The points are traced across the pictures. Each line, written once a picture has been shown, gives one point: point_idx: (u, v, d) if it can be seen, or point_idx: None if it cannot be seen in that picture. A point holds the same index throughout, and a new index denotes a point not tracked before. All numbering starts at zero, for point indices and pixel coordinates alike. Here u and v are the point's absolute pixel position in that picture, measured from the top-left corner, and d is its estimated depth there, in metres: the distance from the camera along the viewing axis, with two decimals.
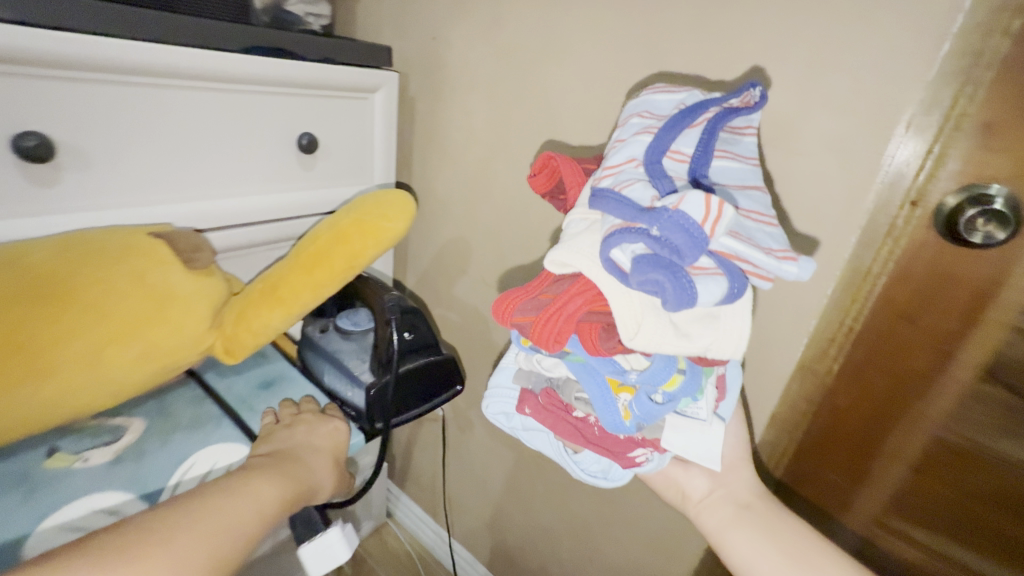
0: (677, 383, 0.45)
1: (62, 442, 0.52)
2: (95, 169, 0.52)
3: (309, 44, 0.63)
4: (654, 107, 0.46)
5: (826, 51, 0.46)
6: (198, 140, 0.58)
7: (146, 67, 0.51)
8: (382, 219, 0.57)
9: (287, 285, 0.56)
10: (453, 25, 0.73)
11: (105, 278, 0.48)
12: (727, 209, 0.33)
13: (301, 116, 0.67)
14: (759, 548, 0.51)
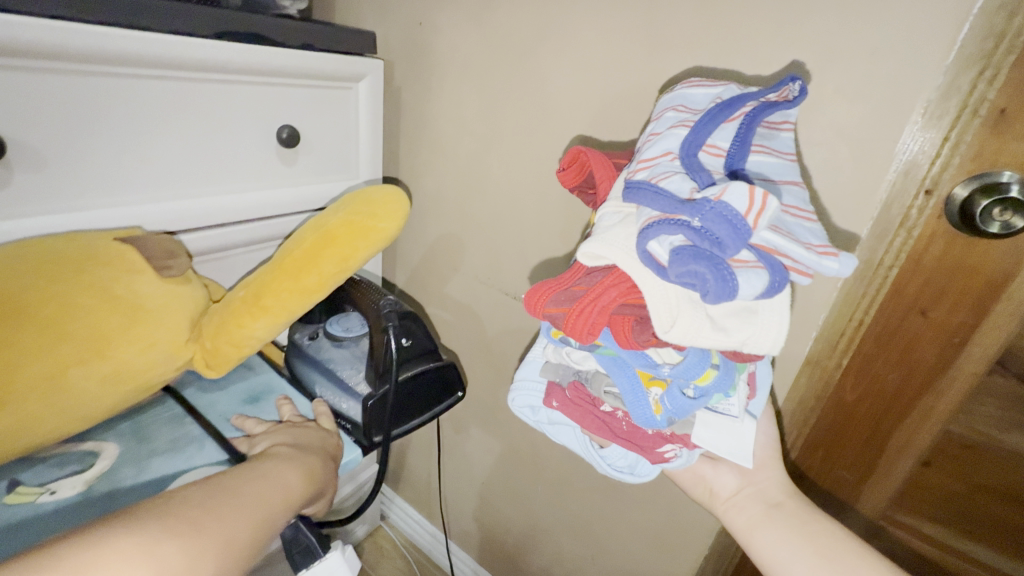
0: (711, 379, 0.43)
1: (23, 476, 0.48)
2: (51, 167, 0.47)
3: (286, 29, 0.59)
4: (689, 100, 0.44)
5: (839, 35, 0.44)
6: (168, 134, 0.54)
7: (106, 54, 0.46)
8: (371, 220, 0.53)
9: (270, 293, 0.52)
10: (440, 9, 0.69)
11: (63, 292, 0.43)
12: (772, 201, 0.31)
13: (280, 107, 0.62)
14: (792, 548, 0.50)
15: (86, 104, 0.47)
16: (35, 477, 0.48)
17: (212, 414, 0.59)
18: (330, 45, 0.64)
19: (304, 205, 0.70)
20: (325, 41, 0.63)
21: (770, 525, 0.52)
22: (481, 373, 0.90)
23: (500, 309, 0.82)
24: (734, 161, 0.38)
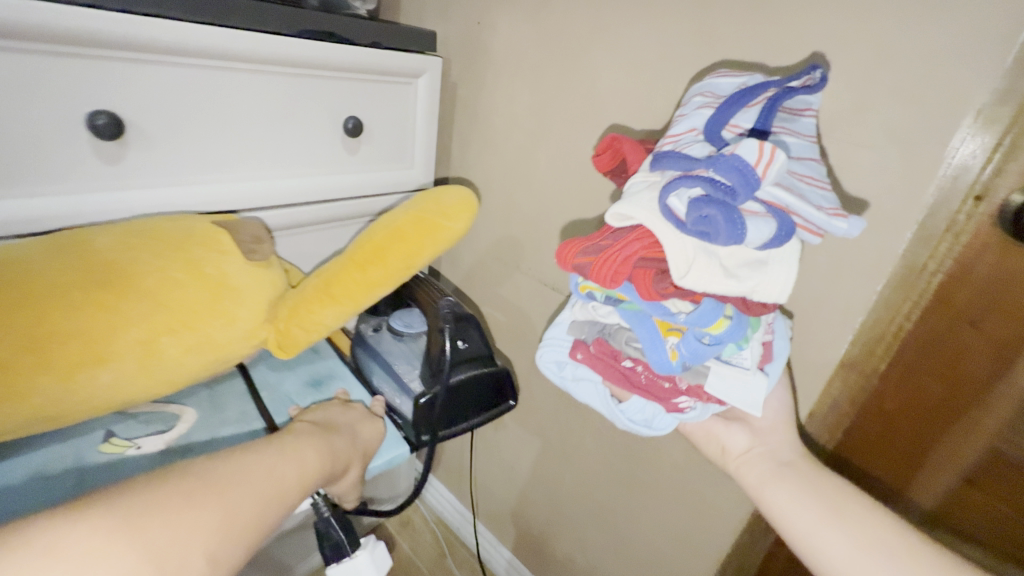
0: (723, 328, 0.44)
1: (117, 429, 0.56)
2: (156, 146, 0.54)
3: (358, 28, 0.64)
4: (717, 88, 0.46)
5: (891, 36, 0.44)
6: (253, 122, 0.61)
7: (208, 50, 0.53)
8: (443, 220, 0.59)
9: (341, 282, 0.58)
10: (499, 10, 0.73)
11: (165, 268, 0.51)
12: (778, 154, 0.35)
13: (348, 100, 0.68)
14: (799, 504, 0.51)
15: (189, 92, 0.54)
16: (125, 431, 0.56)
17: (279, 393, 0.66)
18: (396, 43, 0.69)
19: (363, 191, 0.75)
20: (393, 39, 0.68)
21: (778, 484, 0.53)
22: (517, 359, 0.94)
23: (539, 300, 0.85)
24: (761, 124, 0.38)
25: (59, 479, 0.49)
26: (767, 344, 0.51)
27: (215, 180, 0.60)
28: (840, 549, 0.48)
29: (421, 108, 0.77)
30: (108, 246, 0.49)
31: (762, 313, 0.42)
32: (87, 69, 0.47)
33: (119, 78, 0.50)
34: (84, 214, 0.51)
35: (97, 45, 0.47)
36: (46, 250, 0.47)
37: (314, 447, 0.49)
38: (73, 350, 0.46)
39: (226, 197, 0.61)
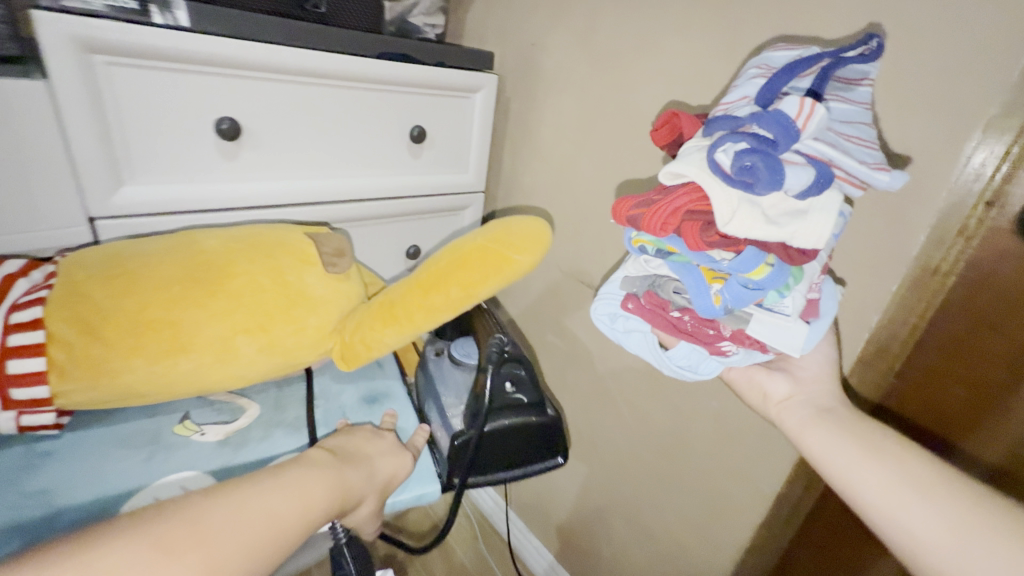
0: (765, 271, 0.42)
1: (193, 413, 0.66)
2: (262, 147, 0.65)
3: (428, 51, 0.75)
4: (772, 62, 0.46)
5: (904, 55, 0.48)
6: (338, 129, 0.71)
7: (311, 70, 0.64)
8: (508, 255, 0.61)
9: (402, 305, 0.64)
10: (551, 33, 0.82)
11: (252, 276, 0.59)
12: (819, 108, 0.36)
13: (415, 110, 0.78)
14: (839, 444, 0.50)
15: (293, 105, 0.66)
16: (199, 416, 0.65)
17: (336, 403, 0.72)
18: (460, 62, 0.79)
19: (422, 191, 0.85)
20: (458, 59, 0.79)
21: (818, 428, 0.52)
22: (554, 352, 1.00)
23: (578, 297, 0.91)
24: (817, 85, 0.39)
25: (133, 454, 0.58)
26: (813, 294, 0.47)
27: (305, 176, 0.71)
28: (880, 482, 0.47)
29: (477, 118, 0.86)
30: (216, 252, 0.59)
31: (801, 260, 0.40)
32: (221, 85, 0.59)
33: (242, 94, 0.61)
34: (206, 200, 0.63)
35: (229, 65, 0.58)
36: (169, 249, 0.58)
37: (322, 484, 0.49)
38: (165, 337, 0.54)
39: (312, 191, 0.72)
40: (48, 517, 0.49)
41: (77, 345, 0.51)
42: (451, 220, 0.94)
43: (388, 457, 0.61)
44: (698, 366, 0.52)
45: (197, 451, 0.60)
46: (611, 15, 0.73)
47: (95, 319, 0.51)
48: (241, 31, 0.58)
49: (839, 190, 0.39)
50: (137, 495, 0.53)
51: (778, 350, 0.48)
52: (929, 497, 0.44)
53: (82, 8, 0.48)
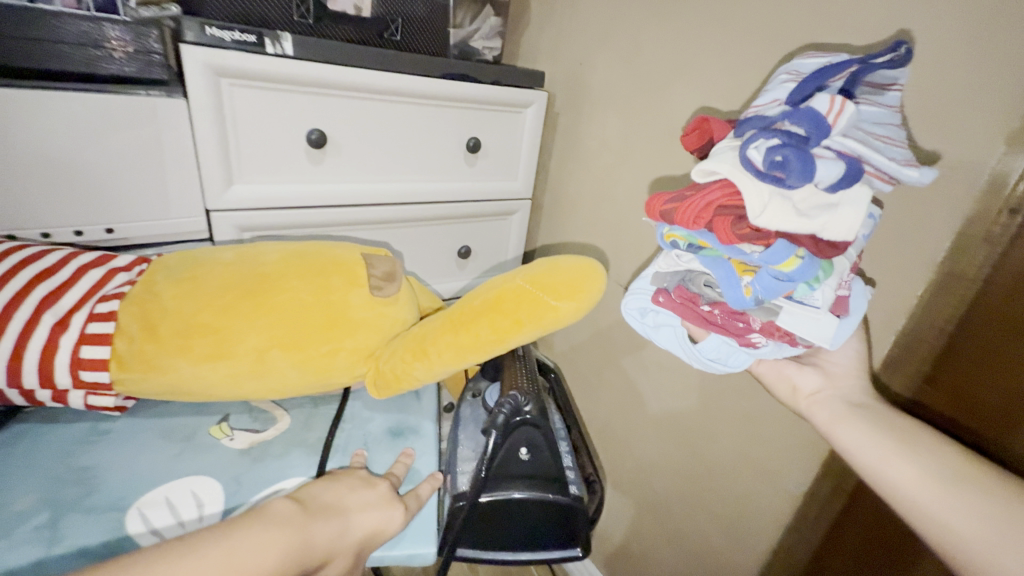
0: (797, 262, 0.42)
1: (234, 417, 0.67)
2: (343, 154, 0.76)
3: (486, 71, 0.84)
4: (804, 67, 0.45)
5: (928, 70, 0.51)
6: (407, 139, 0.81)
7: (388, 89, 0.75)
8: (547, 298, 0.55)
9: (441, 336, 0.59)
10: (599, 54, 0.89)
11: (299, 292, 0.57)
12: (850, 106, 0.37)
13: (472, 124, 0.87)
14: (872, 437, 0.50)
15: (370, 119, 0.76)
16: (237, 420, 0.67)
17: (362, 430, 0.69)
18: (514, 81, 0.88)
19: (475, 196, 0.94)
20: (513, 78, 0.87)
21: (849, 420, 0.52)
22: (593, 351, 1.05)
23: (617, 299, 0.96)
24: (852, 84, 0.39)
25: (167, 449, 0.60)
26: (843, 291, 0.48)
27: (376, 180, 0.81)
28: (914, 475, 0.46)
29: (528, 131, 0.94)
30: (275, 266, 0.59)
31: (832, 253, 0.40)
32: (314, 102, 0.71)
33: (330, 109, 0.72)
34: (296, 197, 0.74)
35: (322, 85, 0.69)
36: (236, 257, 0.59)
37: (280, 545, 0.41)
38: (211, 343, 0.55)
39: (382, 193, 0.82)
40: (84, 497, 0.53)
41: (137, 339, 0.53)
42: (500, 224, 1.02)
43: (371, 510, 0.52)
44: (728, 359, 0.53)
45: (220, 457, 0.61)
46: (654, 37, 0.79)
47: (158, 317, 0.54)
48: (334, 57, 0.68)
49: (868, 186, 0.40)
50: (146, 500, 0.54)
51: (809, 341, 0.49)
52: (962, 490, 0.44)
53: (216, 43, 0.60)
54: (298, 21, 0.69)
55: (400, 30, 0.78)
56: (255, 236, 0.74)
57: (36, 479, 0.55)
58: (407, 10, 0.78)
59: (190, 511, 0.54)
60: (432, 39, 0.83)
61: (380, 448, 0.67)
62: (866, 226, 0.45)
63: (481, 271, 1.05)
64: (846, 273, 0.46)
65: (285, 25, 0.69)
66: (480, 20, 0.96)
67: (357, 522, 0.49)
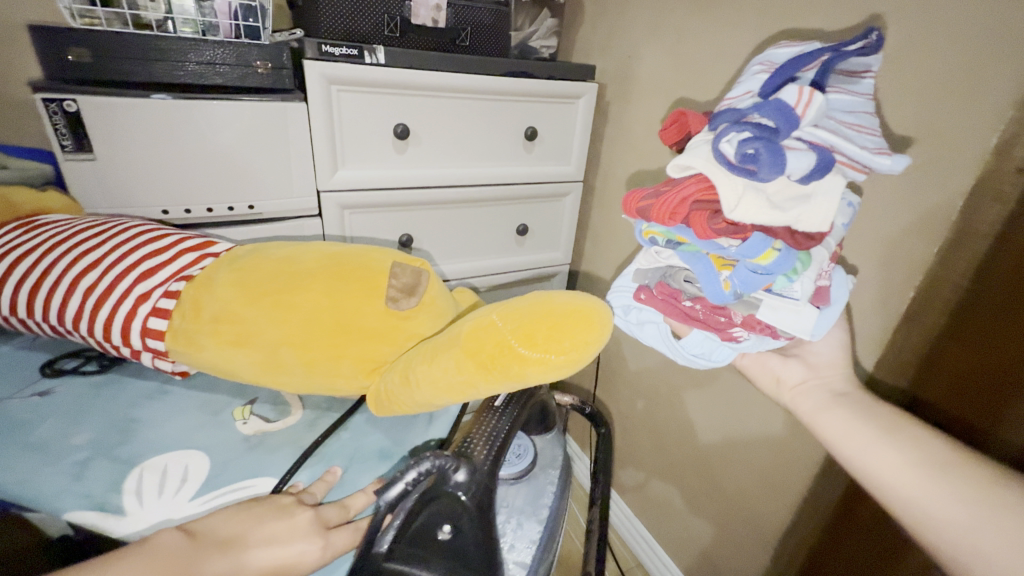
0: (773, 255, 0.45)
1: (259, 398, 0.56)
2: (421, 143, 0.91)
3: (542, 67, 0.95)
4: (776, 58, 0.49)
5: (939, 43, 0.56)
6: (474, 129, 0.94)
7: (459, 87, 0.88)
8: (519, 344, 0.39)
9: (441, 361, 0.42)
10: (646, 46, 0.97)
11: (320, 294, 0.44)
12: (817, 95, 0.40)
13: (530, 114, 0.99)
14: (852, 424, 0.55)
15: (443, 114, 0.90)
16: (265, 400, 0.56)
17: (348, 449, 0.52)
18: (569, 74, 0.98)
19: (532, 179, 1.05)
20: (567, 73, 0.98)
21: (837, 413, 0.57)
22: None
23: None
24: (820, 76, 0.43)
25: (195, 414, 0.53)
26: (823, 281, 0.53)
27: (447, 166, 0.95)
28: (896, 463, 0.50)
29: (579, 120, 1.05)
30: (308, 265, 0.46)
31: (808, 245, 0.44)
32: (400, 101, 0.86)
33: (412, 106, 0.87)
34: (382, 181, 0.90)
35: (407, 87, 0.84)
36: (297, 248, 0.49)
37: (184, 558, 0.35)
38: (208, 334, 0.44)
39: (452, 176, 0.96)
40: (118, 445, 0.48)
41: (189, 312, 0.45)
42: (554, 205, 1.13)
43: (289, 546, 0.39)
44: (712, 353, 0.57)
45: (224, 437, 0.51)
46: (696, 28, 0.86)
47: (201, 295, 0.45)
48: (416, 63, 0.83)
49: (844, 175, 0.43)
50: (129, 478, 0.45)
51: (790, 333, 0.53)
52: (939, 474, 0.47)
53: (328, 57, 0.76)
54: (388, 34, 0.85)
55: (469, 36, 0.92)
56: (351, 212, 0.90)
57: (94, 418, 0.51)
58: (475, 18, 0.91)
59: (171, 490, 0.45)
60: (496, 42, 0.96)
61: (358, 470, 0.50)
62: (842, 215, 0.50)
63: (537, 248, 1.17)
64: (825, 263, 0.51)
65: (378, 38, 0.84)
66: (538, 22, 1.07)
67: (253, 561, 0.37)
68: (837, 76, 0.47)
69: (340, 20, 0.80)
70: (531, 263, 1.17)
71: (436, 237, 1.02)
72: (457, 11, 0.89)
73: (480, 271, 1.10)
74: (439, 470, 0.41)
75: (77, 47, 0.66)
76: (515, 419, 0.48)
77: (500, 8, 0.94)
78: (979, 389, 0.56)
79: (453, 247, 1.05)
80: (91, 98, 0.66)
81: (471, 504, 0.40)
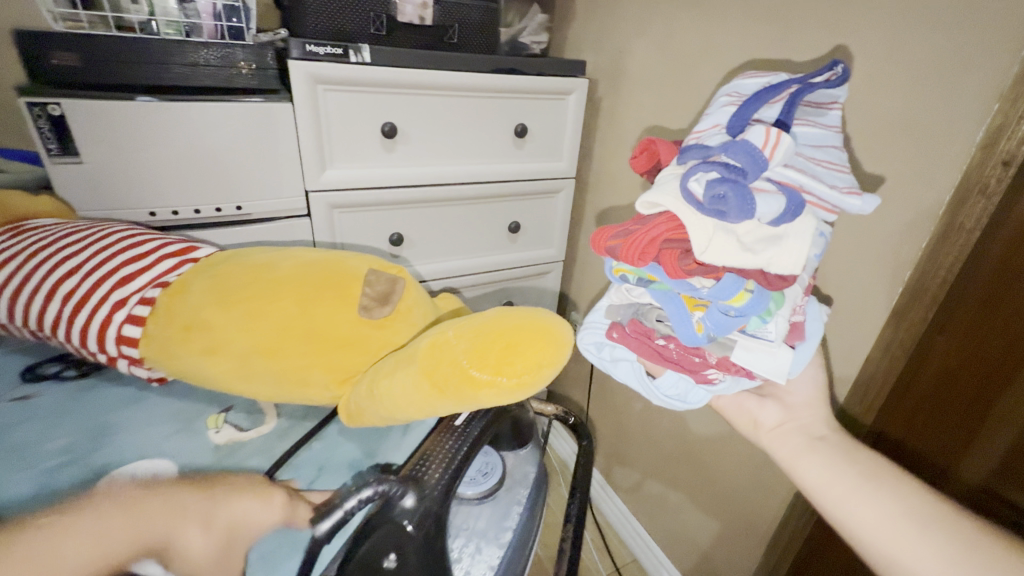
0: (746, 298, 0.47)
1: (234, 407, 0.56)
2: (410, 142, 0.91)
3: (532, 64, 0.94)
4: (742, 88, 0.50)
5: (925, 36, 0.55)
6: (462, 126, 0.94)
7: (447, 85, 0.88)
8: (466, 364, 0.38)
9: (400, 378, 0.41)
10: (637, 41, 0.97)
11: (289, 300, 0.44)
12: (784, 138, 0.41)
13: (521, 112, 0.99)
14: (831, 472, 0.52)
15: (431, 113, 0.90)
16: (239, 409, 0.56)
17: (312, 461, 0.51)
18: (558, 70, 0.98)
19: (523, 177, 1.05)
20: (557, 69, 0.97)
21: (822, 466, 0.53)
22: None
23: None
24: (784, 114, 0.43)
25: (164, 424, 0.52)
26: (798, 317, 0.54)
27: (436, 164, 0.95)
28: (876, 515, 0.47)
29: (570, 117, 1.04)
30: (282, 271, 0.46)
31: (782, 286, 0.45)
32: (387, 99, 0.85)
33: (400, 105, 0.87)
34: (370, 180, 0.90)
35: (395, 86, 0.84)
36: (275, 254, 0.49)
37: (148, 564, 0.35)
38: (177, 339, 0.44)
39: (441, 175, 0.96)
40: (89, 451, 0.48)
41: (161, 314, 0.45)
42: (546, 202, 1.13)
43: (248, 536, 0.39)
44: (689, 392, 0.59)
45: (193, 447, 0.50)
46: (686, 22, 0.85)
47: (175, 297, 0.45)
48: (403, 62, 0.83)
49: (815, 215, 0.44)
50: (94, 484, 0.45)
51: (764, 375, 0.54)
52: (927, 533, 0.45)
53: (314, 57, 0.76)
54: (375, 33, 0.84)
55: (457, 34, 0.91)
56: (341, 211, 0.90)
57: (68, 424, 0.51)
58: (463, 15, 0.91)
59: None
60: (485, 39, 0.95)
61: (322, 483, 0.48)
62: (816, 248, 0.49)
63: (531, 246, 1.16)
64: (799, 299, 0.52)
65: (365, 37, 0.84)
66: (529, 17, 1.06)
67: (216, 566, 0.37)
68: (805, 107, 0.48)
69: (326, 19, 0.80)
70: (524, 261, 1.17)
71: (427, 236, 1.02)
72: (445, 8, 0.88)
73: (473, 270, 1.10)
74: (384, 497, 0.38)
75: (59, 52, 0.64)
76: (476, 437, 0.45)
77: (489, 4, 0.93)
78: (970, 376, 0.60)
79: (445, 246, 1.05)
80: (77, 101, 0.66)
81: (416, 533, 0.38)
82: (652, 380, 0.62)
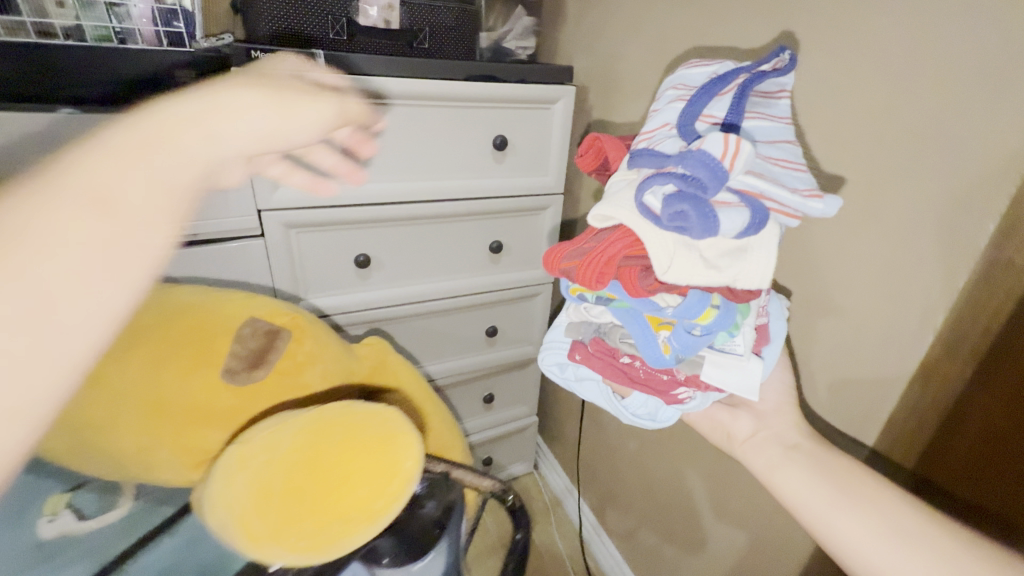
0: (712, 314, 0.42)
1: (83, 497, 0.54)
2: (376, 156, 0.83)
3: (510, 70, 0.86)
4: (687, 79, 0.43)
5: (957, 27, 0.44)
6: (434, 138, 0.86)
7: (414, 93, 0.80)
8: (284, 487, 0.40)
9: (240, 482, 0.40)
10: (629, 44, 0.87)
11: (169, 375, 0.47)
12: (745, 144, 0.32)
13: (500, 122, 0.90)
14: (810, 484, 0.50)
15: (397, 124, 0.82)
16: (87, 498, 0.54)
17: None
18: (540, 77, 0.89)
19: (505, 193, 0.96)
20: (539, 75, 0.89)
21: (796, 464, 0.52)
22: None
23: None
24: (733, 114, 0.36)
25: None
26: (761, 319, 0.50)
27: (405, 180, 0.87)
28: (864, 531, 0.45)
29: (556, 127, 0.95)
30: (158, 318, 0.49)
31: (748, 298, 0.40)
32: None
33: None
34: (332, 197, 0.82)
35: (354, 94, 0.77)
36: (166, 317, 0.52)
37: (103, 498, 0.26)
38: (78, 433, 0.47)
39: (411, 191, 0.87)
40: None
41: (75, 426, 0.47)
42: (532, 220, 1.04)
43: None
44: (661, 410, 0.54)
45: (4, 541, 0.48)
46: (680, 20, 0.75)
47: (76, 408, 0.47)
48: (361, 68, 0.75)
49: (778, 224, 0.37)
50: None
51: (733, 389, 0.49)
52: (907, 540, 0.43)
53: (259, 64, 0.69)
54: (334, 38, 0.77)
55: (428, 39, 0.84)
56: (299, 231, 0.83)
57: None
58: (434, 18, 0.83)
59: None
60: (461, 45, 0.87)
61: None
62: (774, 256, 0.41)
63: (516, 266, 1.07)
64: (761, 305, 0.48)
65: (323, 42, 0.77)
66: (513, 21, 0.98)
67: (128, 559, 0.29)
68: (754, 98, 0.42)
69: (278, 23, 0.74)
70: (508, 283, 1.08)
71: (398, 257, 0.94)
72: (413, 10, 0.81)
73: (451, 293, 1.02)
74: None
75: None
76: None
77: (464, 6, 0.85)
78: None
79: (418, 267, 0.96)
80: None
81: None
82: (619, 398, 0.57)
